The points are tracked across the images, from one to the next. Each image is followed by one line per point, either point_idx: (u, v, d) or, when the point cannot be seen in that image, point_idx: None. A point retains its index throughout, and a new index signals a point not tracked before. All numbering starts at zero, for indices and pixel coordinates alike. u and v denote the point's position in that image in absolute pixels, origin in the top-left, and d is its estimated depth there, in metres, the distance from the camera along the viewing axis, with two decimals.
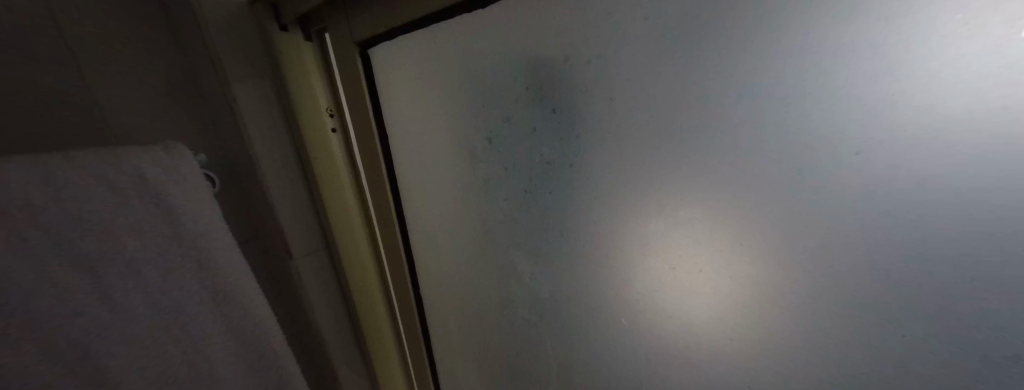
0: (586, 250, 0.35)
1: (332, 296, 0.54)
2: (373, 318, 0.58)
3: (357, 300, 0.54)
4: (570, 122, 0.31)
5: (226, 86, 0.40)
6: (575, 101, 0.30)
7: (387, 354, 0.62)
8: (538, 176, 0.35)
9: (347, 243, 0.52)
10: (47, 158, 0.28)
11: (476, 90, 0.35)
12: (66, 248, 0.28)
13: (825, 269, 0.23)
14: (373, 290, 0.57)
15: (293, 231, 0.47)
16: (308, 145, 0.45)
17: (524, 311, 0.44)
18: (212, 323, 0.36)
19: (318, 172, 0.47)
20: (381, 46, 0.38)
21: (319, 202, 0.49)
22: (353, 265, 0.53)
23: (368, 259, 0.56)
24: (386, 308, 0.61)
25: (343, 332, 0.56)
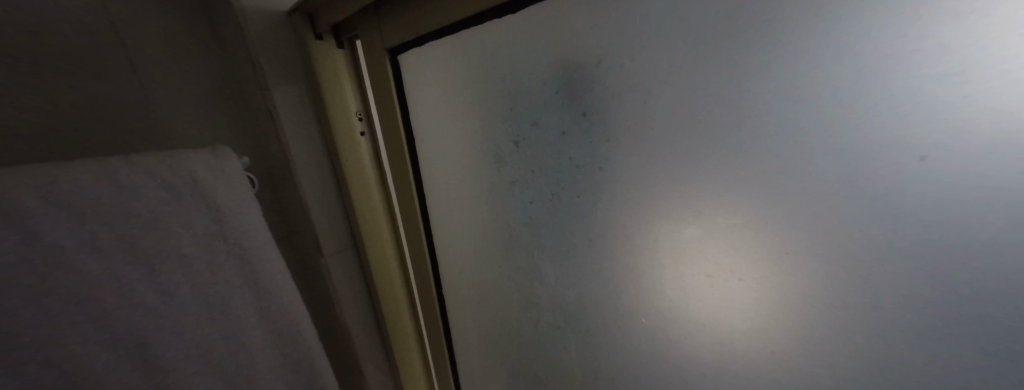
0: (614, 255, 0.35)
1: (359, 294, 0.56)
2: (396, 315, 0.59)
3: (382, 298, 0.56)
4: (601, 125, 0.31)
5: (266, 92, 0.42)
6: (607, 105, 0.30)
7: (409, 353, 0.63)
8: (566, 179, 0.35)
9: (373, 242, 0.53)
10: (113, 160, 0.30)
11: (504, 93, 0.36)
12: (128, 244, 0.30)
13: (883, 283, 0.22)
14: (397, 288, 0.59)
15: (323, 229, 0.49)
16: (339, 147, 0.47)
17: (549, 314, 0.44)
18: (252, 316, 0.39)
19: (349, 174, 0.49)
20: (410, 52, 0.39)
21: (347, 202, 0.50)
22: (379, 264, 0.55)
23: (393, 258, 0.57)
24: (409, 306, 0.62)
25: (368, 328, 0.58)
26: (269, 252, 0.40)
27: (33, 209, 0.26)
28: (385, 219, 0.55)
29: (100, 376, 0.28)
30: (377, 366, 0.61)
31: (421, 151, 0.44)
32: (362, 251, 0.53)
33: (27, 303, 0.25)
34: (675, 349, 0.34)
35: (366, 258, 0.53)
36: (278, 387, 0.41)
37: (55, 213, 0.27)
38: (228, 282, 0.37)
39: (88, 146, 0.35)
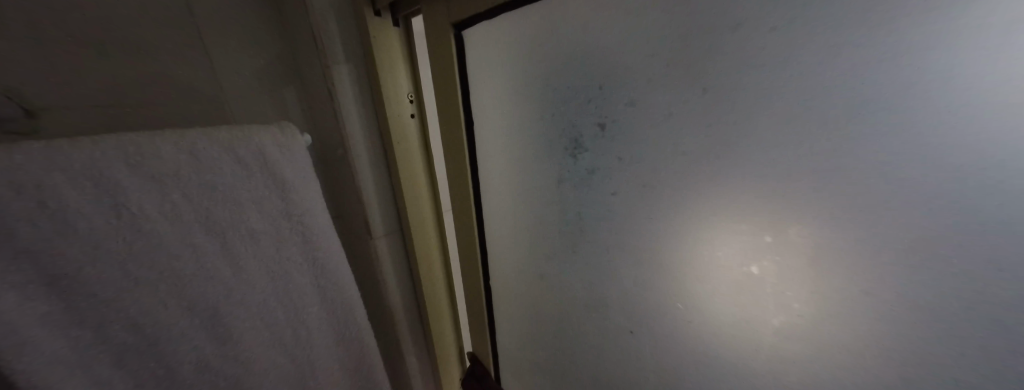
0: (724, 260, 0.28)
1: (403, 277, 0.56)
2: (436, 298, 0.60)
3: (424, 282, 0.56)
4: (731, 103, 0.24)
5: (327, 71, 0.42)
6: (738, 76, 0.23)
7: (445, 336, 0.65)
8: (664, 168, 0.29)
9: (419, 226, 0.54)
10: (189, 132, 0.30)
11: (584, 70, 0.32)
12: (204, 216, 0.31)
13: None
14: (437, 271, 0.60)
15: (374, 212, 0.49)
16: (391, 130, 0.46)
17: (619, 317, 0.40)
18: (310, 292, 0.39)
19: (400, 157, 0.48)
20: (474, 28, 0.37)
21: (397, 186, 0.50)
22: (423, 248, 0.55)
23: (434, 241, 0.58)
24: (447, 289, 0.64)
25: (409, 312, 0.58)
26: (327, 232, 0.40)
27: (120, 178, 0.27)
28: (427, 203, 0.55)
29: (173, 341, 0.30)
30: (416, 349, 0.61)
31: (478, 134, 0.43)
32: (407, 235, 0.53)
33: (114, 270, 0.27)
34: (741, 368, 0.30)
35: (411, 243, 0.53)
36: (331, 361, 0.42)
37: (139, 183, 0.27)
38: (290, 257, 0.37)
39: (164, 119, 0.37)
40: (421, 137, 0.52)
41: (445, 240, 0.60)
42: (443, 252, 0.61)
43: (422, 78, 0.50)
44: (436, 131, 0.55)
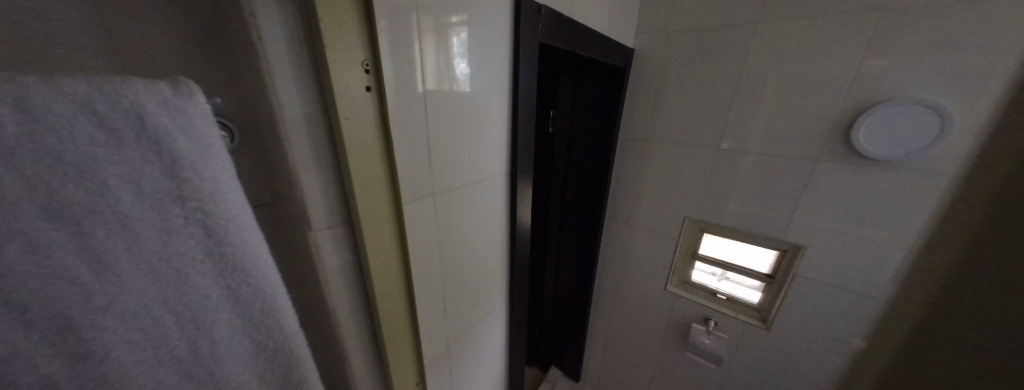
0: None
1: (351, 275, 0.49)
2: (389, 298, 0.54)
3: (374, 280, 0.50)
4: None
5: (252, 21, 0.33)
6: None
7: (400, 337, 0.59)
8: None
9: (371, 218, 0.47)
10: (24, 80, 0.22)
11: None
12: (42, 197, 0.23)
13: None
14: (392, 268, 0.54)
15: (313, 201, 0.42)
16: (338, 104, 0.39)
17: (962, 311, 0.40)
18: (218, 298, 0.31)
19: (348, 139, 0.41)
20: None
21: (344, 171, 0.43)
22: (374, 243, 0.49)
23: (390, 236, 0.52)
24: (403, 288, 0.58)
25: (358, 314, 0.52)
26: (243, 225, 0.31)
27: None
28: (385, 194, 0.49)
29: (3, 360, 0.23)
30: (364, 353, 0.55)
31: None
32: (355, 230, 0.47)
33: None
34: None
35: (361, 237, 0.47)
36: (246, 378, 0.35)
37: None
38: (186, 255, 0.29)
39: None
40: (378, 117, 0.45)
41: (405, 236, 0.54)
42: (401, 249, 0.55)
43: (379, 49, 0.43)
44: (397, 111, 0.47)
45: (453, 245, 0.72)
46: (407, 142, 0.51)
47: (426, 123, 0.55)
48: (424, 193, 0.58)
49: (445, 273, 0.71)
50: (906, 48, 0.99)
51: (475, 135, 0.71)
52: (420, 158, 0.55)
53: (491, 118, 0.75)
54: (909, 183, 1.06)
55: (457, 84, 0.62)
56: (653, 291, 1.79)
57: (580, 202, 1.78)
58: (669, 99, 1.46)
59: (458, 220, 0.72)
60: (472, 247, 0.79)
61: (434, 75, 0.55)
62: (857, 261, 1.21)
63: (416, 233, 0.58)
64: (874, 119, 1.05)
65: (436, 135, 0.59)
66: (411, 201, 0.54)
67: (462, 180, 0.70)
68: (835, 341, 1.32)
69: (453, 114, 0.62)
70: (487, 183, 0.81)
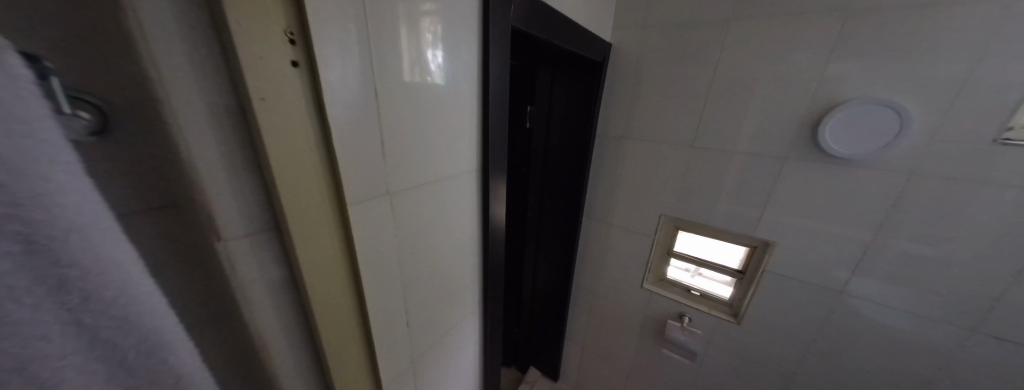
0: None
1: (281, 282, 0.43)
2: (333, 305, 0.49)
3: (310, 286, 0.45)
4: None
5: None
6: None
7: (349, 347, 0.54)
8: None
9: (303, 214, 0.42)
10: None
11: None
12: None
13: None
14: (335, 270, 0.48)
15: (223, 196, 0.36)
16: (252, 80, 0.34)
17: None
18: (51, 336, 0.23)
19: (267, 128, 0.36)
20: None
21: (265, 161, 0.37)
22: (309, 244, 0.43)
23: (331, 235, 0.46)
24: (351, 292, 0.52)
25: (292, 325, 0.46)
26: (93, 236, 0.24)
27: None
28: (321, 193, 0.44)
29: None
30: (301, 371, 0.49)
31: None
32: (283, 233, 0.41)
33: None
34: None
35: (291, 237, 0.41)
36: None
37: None
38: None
39: None
40: (309, 106, 0.40)
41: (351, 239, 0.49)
42: (346, 254, 0.50)
43: (310, 26, 0.38)
44: (334, 98, 0.42)
45: (415, 249, 0.67)
46: (349, 134, 0.45)
47: (375, 114, 0.50)
48: (373, 191, 0.53)
49: (405, 280, 0.65)
50: (868, 50, 1.02)
51: (439, 130, 0.66)
52: (368, 153, 0.50)
53: (459, 112, 0.71)
54: (869, 180, 1.11)
55: (414, 73, 0.57)
56: (631, 289, 1.79)
57: (557, 200, 1.74)
58: (645, 96, 1.45)
59: (420, 222, 0.67)
60: (437, 250, 0.74)
61: (385, 61, 0.50)
62: (820, 255, 1.25)
63: (364, 236, 0.53)
64: (838, 118, 1.08)
65: (388, 128, 0.54)
66: (354, 200, 0.49)
67: (423, 177, 0.65)
68: (800, 333, 1.38)
69: (410, 105, 0.57)
70: (455, 181, 0.75)
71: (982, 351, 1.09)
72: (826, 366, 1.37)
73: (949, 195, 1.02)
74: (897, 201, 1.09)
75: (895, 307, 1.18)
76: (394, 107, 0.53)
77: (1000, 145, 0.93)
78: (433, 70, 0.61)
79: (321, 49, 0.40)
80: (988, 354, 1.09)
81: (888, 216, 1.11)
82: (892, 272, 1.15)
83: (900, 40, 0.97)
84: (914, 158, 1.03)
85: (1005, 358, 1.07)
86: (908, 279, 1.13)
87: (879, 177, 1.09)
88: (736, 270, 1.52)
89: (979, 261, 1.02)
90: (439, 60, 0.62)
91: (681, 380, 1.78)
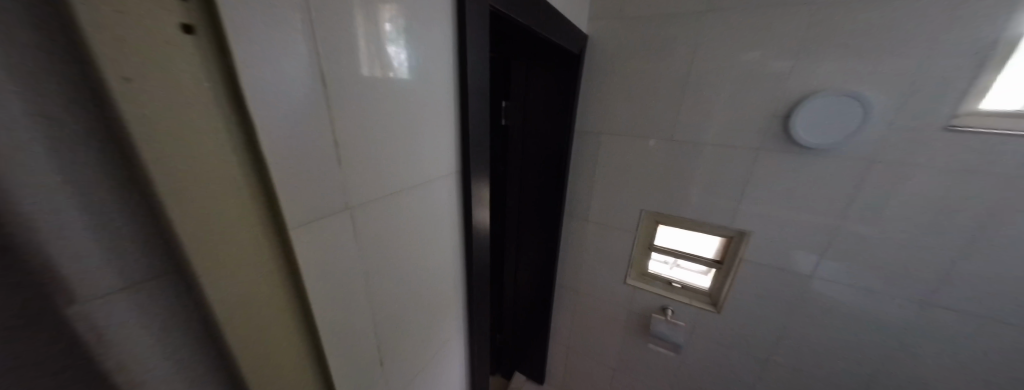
0: None
1: (176, 313, 0.34)
2: (265, 334, 0.40)
3: (227, 315, 0.36)
4: None
5: None
6: None
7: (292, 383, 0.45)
8: None
9: (209, 226, 0.33)
10: None
11: None
12: None
13: None
14: (266, 293, 0.40)
15: (60, 208, 0.26)
16: (107, 47, 0.25)
17: None
18: None
19: (132, 127, 0.27)
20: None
21: (136, 160, 0.28)
22: (222, 263, 0.35)
23: (258, 251, 0.38)
24: (293, 317, 0.44)
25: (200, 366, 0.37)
26: None
27: None
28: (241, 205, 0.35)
29: None
30: None
31: None
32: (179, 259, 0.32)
33: None
34: None
35: (191, 258, 0.32)
36: None
37: None
38: None
39: None
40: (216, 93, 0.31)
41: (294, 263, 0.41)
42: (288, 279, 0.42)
43: None
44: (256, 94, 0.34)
45: (383, 270, 0.58)
46: (284, 140, 0.37)
47: (323, 115, 0.41)
48: (327, 208, 0.45)
49: (374, 303, 0.57)
50: (835, 41, 1.05)
51: (409, 134, 0.58)
52: (318, 163, 0.42)
53: (431, 110, 0.62)
54: (836, 168, 1.15)
55: (375, 67, 0.49)
56: (614, 286, 1.77)
57: (538, 200, 1.68)
58: (623, 89, 1.41)
59: (388, 239, 0.58)
60: (410, 268, 0.66)
61: (331, 44, 0.41)
62: (792, 242, 1.30)
63: (317, 262, 0.44)
64: (808, 108, 1.12)
65: (343, 130, 0.45)
66: (299, 220, 0.41)
67: (390, 189, 0.56)
68: (776, 317, 1.43)
69: (370, 104, 0.48)
70: (431, 190, 0.67)
71: (936, 323, 1.18)
72: (800, 347, 1.43)
73: (908, 180, 1.08)
74: (860, 187, 1.14)
75: (859, 287, 1.25)
76: (349, 104, 0.45)
77: (951, 131, 0.99)
78: (396, 64, 0.52)
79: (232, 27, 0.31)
80: (940, 325, 1.18)
81: (852, 201, 1.17)
82: (856, 255, 1.22)
83: (863, 32, 1.01)
84: (877, 146, 1.08)
85: (955, 327, 1.16)
86: (872, 260, 1.20)
87: (845, 164, 1.14)
88: (714, 260, 1.55)
89: (930, 239, 1.10)
90: (405, 53, 0.53)
91: (665, 371, 1.81)
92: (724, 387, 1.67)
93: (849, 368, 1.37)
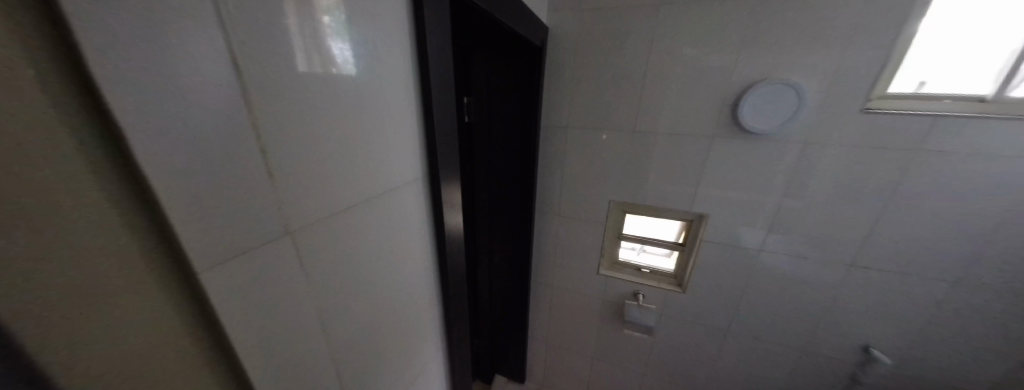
0: None
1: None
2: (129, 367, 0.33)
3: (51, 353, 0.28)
4: None
5: None
6: None
7: None
8: None
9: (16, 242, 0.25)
10: None
11: None
12: None
13: None
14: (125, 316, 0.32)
15: None
16: None
17: None
18: None
19: None
20: None
21: None
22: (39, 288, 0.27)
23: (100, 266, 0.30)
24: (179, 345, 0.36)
25: None
26: None
27: None
28: (94, 226, 0.29)
29: None
30: None
31: None
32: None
33: None
34: None
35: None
36: None
37: None
38: None
39: None
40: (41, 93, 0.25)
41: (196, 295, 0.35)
42: (184, 309, 0.36)
43: None
44: (123, 93, 0.26)
45: (341, 296, 0.52)
46: (183, 154, 0.30)
47: (246, 122, 0.34)
48: (261, 232, 0.38)
49: (329, 335, 0.50)
50: (770, 33, 1.13)
51: (360, 140, 0.51)
52: (243, 180, 0.35)
53: (387, 111, 0.57)
54: (778, 151, 1.25)
55: (314, 64, 0.42)
56: (587, 278, 1.80)
57: (506, 198, 1.64)
58: (585, 82, 1.41)
59: (346, 260, 0.51)
60: (373, 287, 0.59)
61: (246, 33, 0.33)
62: (744, 221, 1.41)
63: (251, 296, 0.38)
64: (752, 96, 1.19)
65: (275, 140, 0.38)
66: (220, 251, 0.34)
67: (342, 203, 0.50)
68: (734, 290, 1.55)
69: (310, 108, 0.42)
70: (391, 201, 0.60)
71: (864, 283, 1.34)
72: (757, 316, 1.56)
73: (836, 158, 1.20)
74: (797, 166, 1.25)
75: (798, 256, 1.39)
76: (284, 108, 0.38)
77: (866, 113, 1.12)
78: (340, 61, 0.47)
79: (70, 5, 0.23)
80: (866, 284, 1.34)
81: (791, 180, 1.28)
82: (795, 228, 1.35)
83: (796, 24, 1.09)
84: (810, 129, 1.19)
85: (877, 284, 1.33)
86: (810, 232, 1.33)
87: (785, 147, 1.24)
88: (677, 243, 1.64)
89: (852, 209, 1.25)
90: (350, 49, 0.47)
91: (641, 354, 1.88)
92: (695, 361, 1.78)
93: (797, 330, 1.52)
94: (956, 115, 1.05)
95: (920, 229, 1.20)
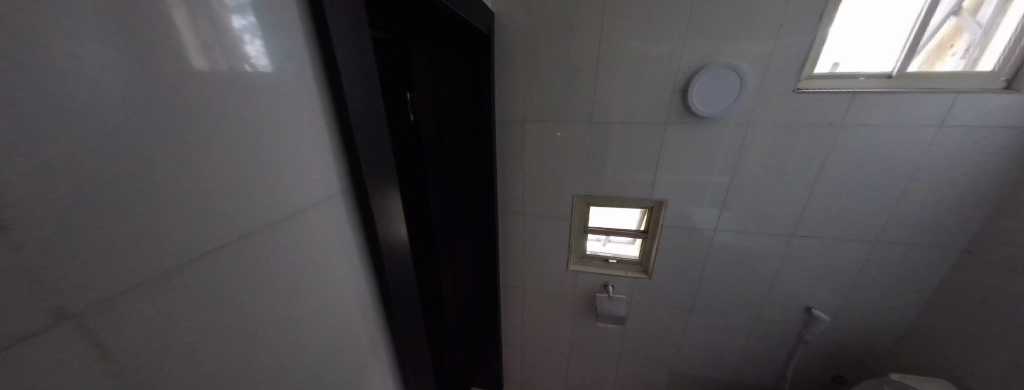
0: None
1: None
2: None
3: None
4: None
5: None
6: None
7: None
8: None
9: None
10: None
11: None
12: None
13: None
14: None
15: None
16: None
17: None
18: None
19: None
20: None
21: None
22: None
23: None
24: None
25: None
26: None
27: None
28: None
29: None
30: None
31: None
32: None
33: None
34: None
35: None
36: None
37: None
38: None
39: None
40: None
41: None
42: None
43: None
44: None
45: (245, 317, 0.48)
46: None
47: (132, 130, 0.35)
48: (146, 249, 0.37)
49: (228, 359, 0.47)
50: (708, 18, 1.14)
51: (232, 178, 0.45)
52: (66, 214, 0.31)
53: (281, 132, 0.51)
54: (723, 134, 1.29)
55: (214, 62, 0.42)
56: (557, 275, 1.75)
57: (464, 202, 1.53)
58: (537, 72, 1.33)
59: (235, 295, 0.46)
60: (279, 317, 0.54)
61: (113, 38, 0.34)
62: (699, 204, 1.44)
63: (61, 367, 0.32)
64: (699, 81, 1.20)
65: (159, 149, 0.37)
66: (75, 272, 0.32)
67: (248, 218, 0.48)
68: (696, 271, 1.59)
69: (204, 114, 0.41)
70: (307, 210, 0.58)
71: (804, 251, 1.45)
72: (719, 293, 1.63)
73: (773, 138, 1.27)
74: (743, 148, 1.30)
75: (747, 233, 1.47)
76: (153, 124, 0.36)
77: (798, 93, 1.18)
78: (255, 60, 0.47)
79: None
80: (806, 252, 1.45)
81: (737, 163, 1.33)
82: (744, 207, 1.41)
83: (735, 7, 1.11)
84: (751, 112, 1.23)
85: (815, 251, 1.44)
86: (756, 208, 1.40)
87: (730, 130, 1.28)
88: (639, 231, 1.65)
89: (789, 185, 1.33)
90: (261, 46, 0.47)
91: (616, 344, 1.88)
92: (667, 343, 1.82)
93: (752, 301, 1.62)
94: (870, 91, 1.15)
95: (846, 197, 1.31)
